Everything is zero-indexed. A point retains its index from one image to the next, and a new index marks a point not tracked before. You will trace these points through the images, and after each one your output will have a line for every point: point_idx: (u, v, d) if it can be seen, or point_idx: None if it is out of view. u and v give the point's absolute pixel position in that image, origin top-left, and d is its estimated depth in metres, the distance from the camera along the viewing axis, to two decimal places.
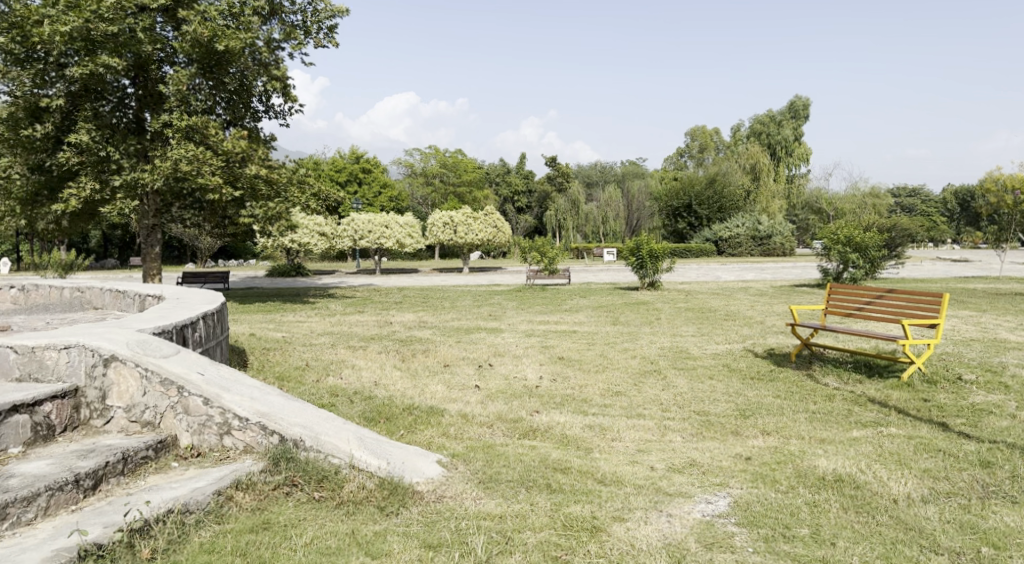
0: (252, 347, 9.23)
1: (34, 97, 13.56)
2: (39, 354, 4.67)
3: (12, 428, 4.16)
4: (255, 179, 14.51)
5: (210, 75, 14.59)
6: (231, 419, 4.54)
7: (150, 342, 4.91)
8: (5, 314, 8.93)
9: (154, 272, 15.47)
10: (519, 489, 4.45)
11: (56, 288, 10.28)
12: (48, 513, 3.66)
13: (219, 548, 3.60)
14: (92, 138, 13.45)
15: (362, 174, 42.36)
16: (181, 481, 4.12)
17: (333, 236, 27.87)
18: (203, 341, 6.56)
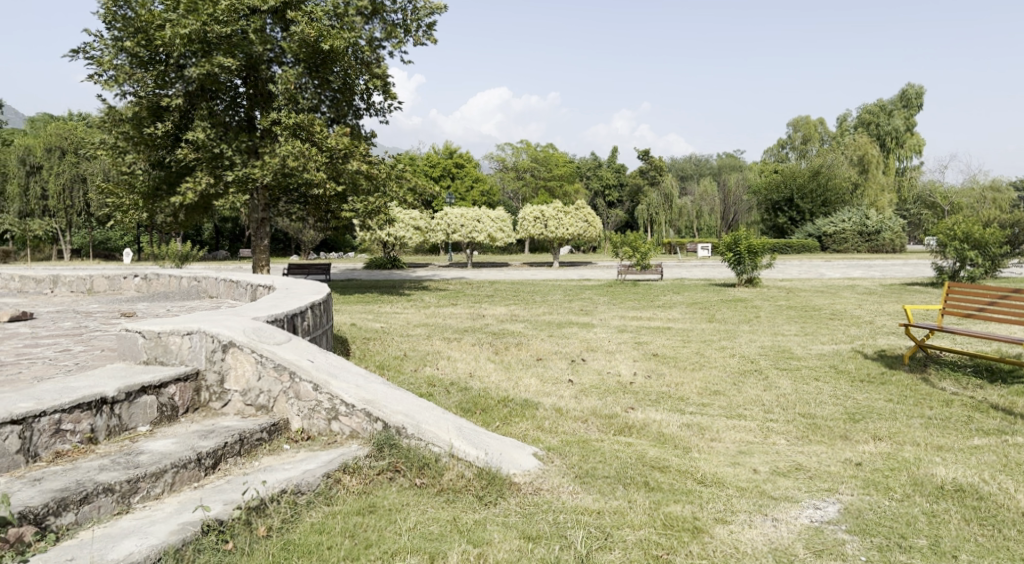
0: (353, 336, 9.55)
1: (156, 97, 14.47)
2: (164, 339, 4.98)
3: (141, 407, 4.46)
4: (356, 175, 14.95)
5: (316, 74, 15.16)
6: (338, 405, 4.72)
7: (264, 330, 5.16)
8: (130, 301, 9.57)
9: (263, 263, 16.21)
10: (617, 485, 4.42)
11: (175, 278, 10.93)
12: (173, 488, 3.89)
13: (329, 528, 3.73)
14: (207, 136, 14.22)
15: (455, 169, 43.03)
16: (294, 463, 4.31)
17: (427, 230, 28.47)
18: (310, 330, 6.85)
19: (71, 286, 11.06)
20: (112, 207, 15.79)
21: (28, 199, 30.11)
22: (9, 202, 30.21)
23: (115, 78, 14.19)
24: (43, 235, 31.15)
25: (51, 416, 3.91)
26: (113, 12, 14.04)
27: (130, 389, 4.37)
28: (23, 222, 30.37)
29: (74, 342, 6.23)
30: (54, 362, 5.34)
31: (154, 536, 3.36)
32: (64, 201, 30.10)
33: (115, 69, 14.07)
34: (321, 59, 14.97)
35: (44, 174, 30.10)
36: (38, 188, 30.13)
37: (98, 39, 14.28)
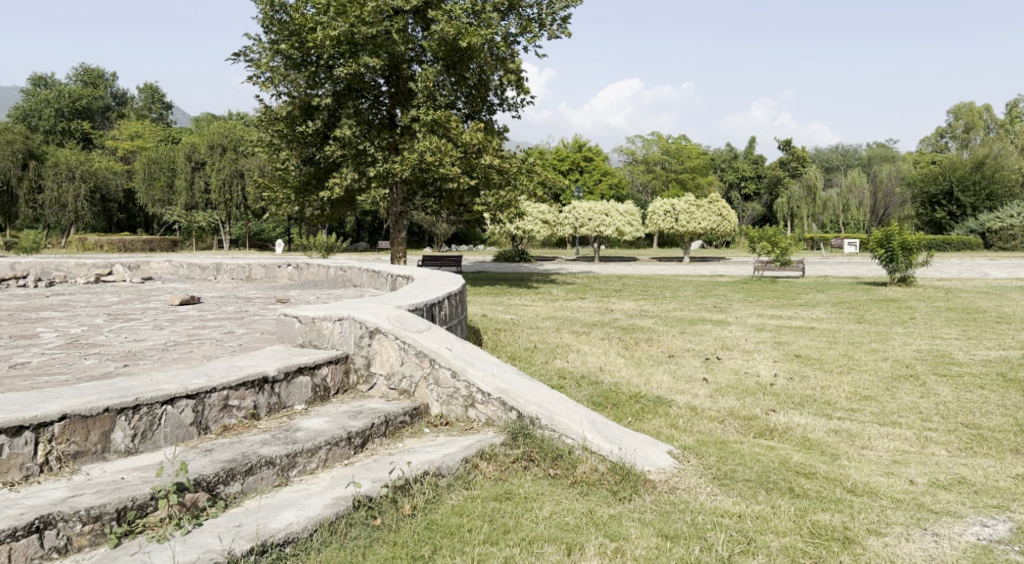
0: (485, 327, 9.77)
1: (308, 97, 15.41)
2: (318, 324, 5.30)
3: (297, 387, 4.76)
4: (489, 169, 15.26)
5: (453, 71, 15.58)
6: (475, 393, 4.84)
7: (407, 318, 5.38)
8: (284, 288, 10.25)
9: (400, 255, 16.89)
10: (758, 489, 4.27)
11: (323, 267, 11.56)
12: (326, 464, 4.13)
13: (468, 512, 3.82)
14: (352, 133, 14.95)
15: (584, 162, 42.98)
16: (434, 446, 4.46)
17: (556, 224, 28.62)
18: (447, 319, 7.09)
19: (232, 273, 11.99)
20: (267, 201, 17.00)
21: (193, 192, 32.90)
22: (177, 195, 33.17)
23: (272, 79, 15.22)
24: (206, 226, 33.90)
25: (220, 392, 4.20)
26: (270, 17, 15.05)
27: (289, 369, 4.66)
28: (189, 214, 33.27)
29: (237, 324, 6.75)
30: (221, 343, 5.80)
31: (311, 508, 3.53)
32: (224, 194, 32.65)
33: (271, 71, 15.10)
34: (459, 57, 15.37)
35: (207, 170, 32.76)
36: (202, 183, 32.85)
37: (257, 43, 15.36)
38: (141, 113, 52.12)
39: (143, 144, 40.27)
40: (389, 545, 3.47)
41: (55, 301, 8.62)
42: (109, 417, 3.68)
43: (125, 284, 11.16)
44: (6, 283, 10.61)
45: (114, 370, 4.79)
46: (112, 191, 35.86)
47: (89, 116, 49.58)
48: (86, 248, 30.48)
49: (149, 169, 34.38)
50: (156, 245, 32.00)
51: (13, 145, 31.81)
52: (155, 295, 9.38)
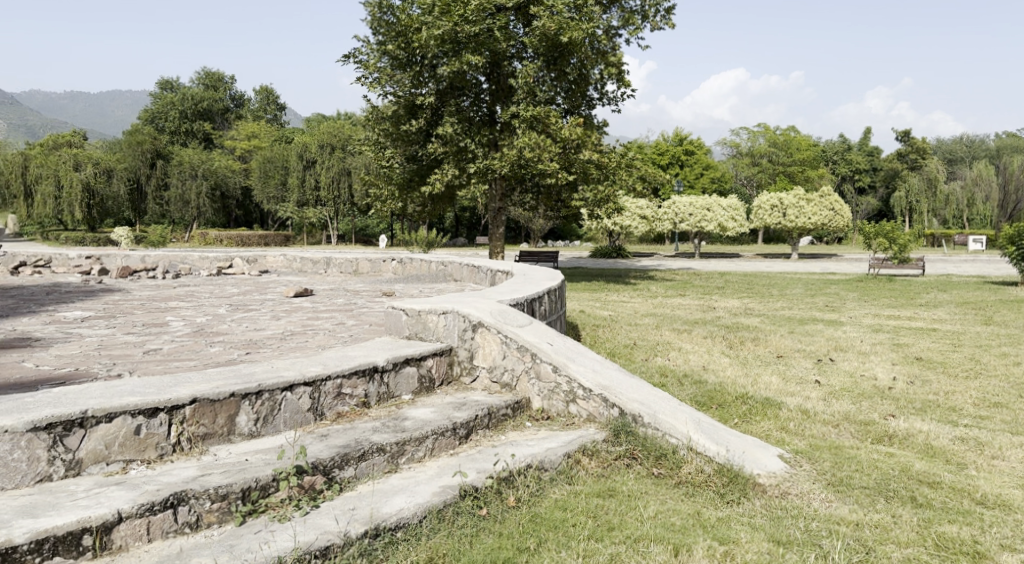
0: (584, 323, 9.74)
1: (412, 96, 15.83)
2: (424, 317, 5.43)
3: (404, 378, 4.90)
4: (587, 164, 15.19)
5: (554, 67, 15.59)
6: (576, 389, 4.83)
7: (509, 313, 5.44)
8: (389, 282, 10.60)
9: (498, 251, 17.08)
10: (877, 497, 4.07)
11: (425, 261, 11.83)
12: (432, 453, 4.22)
13: (572, 506, 3.80)
14: (454, 131, 15.24)
15: (685, 156, 42.12)
16: (536, 440, 4.48)
17: (655, 219, 28.19)
18: (547, 315, 7.13)
19: (341, 267, 12.48)
20: (373, 197, 17.57)
21: (304, 190, 34.44)
22: (290, 192, 34.82)
23: (379, 80, 15.77)
24: (315, 222, 35.34)
25: (334, 381, 4.37)
26: (378, 19, 15.56)
27: (397, 360, 4.80)
28: (301, 211, 34.83)
29: (347, 316, 7.01)
30: (333, 333, 6.05)
31: (420, 495, 3.63)
32: (332, 191, 33.92)
33: (379, 72, 15.66)
34: (560, 52, 15.35)
35: (317, 168, 34.22)
36: (313, 180, 34.34)
37: (366, 45, 15.90)
38: (257, 113, 54.89)
39: (259, 144, 42.42)
40: (496, 535, 3.51)
41: (182, 291, 9.23)
42: (234, 402, 3.89)
43: (243, 276, 11.82)
44: (138, 275, 11.42)
45: (238, 357, 5.08)
46: (231, 188, 37.98)
47: (209, 117, 52.65)
48: (207, 242, 32.48)
49: (264, 167, 36.22)
50: (270, 240, 33.70)
51: (143, 146, 34.26)
52: (271, 287, 9.89)
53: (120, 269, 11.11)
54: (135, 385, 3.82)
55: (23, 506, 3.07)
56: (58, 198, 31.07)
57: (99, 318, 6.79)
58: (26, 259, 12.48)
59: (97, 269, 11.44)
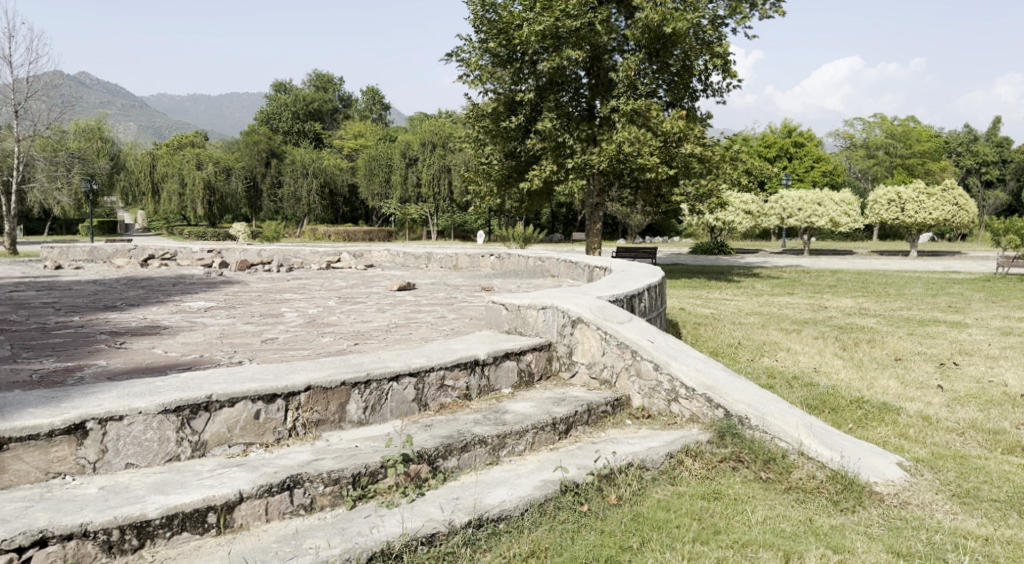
0: (684, 321, 9.55)
1: (512, 93, 15.97)
2: (523, 312, 5.45)
3: (505, 371, 4.94)
4: (689, 158, 14.84)
5: (656, 59, 15.35)
6: (679, 387, 4.74)
7: (609, 309, 5.38)
8: (487, 277, 10.72)
9: (595, 247, 16.97)
10: (1008, 511, 3.80)
11: (523, 257, 11.91)
12: (533, 447, 4.24)
13: (675, 508, 3.72)
14: (553, 126, 15.25)
15: (794, 148, 40.60)
16: (637, 438, 4.42)
17: (760, 214, 27.30)
18: (647, 311, 7.02)
19: (441, 262, 12.75)
20: (473, 193, 17.85)
21: (407, 186, 35.39)
22: (393, 189, 35.85)
23: (480, 77, 16.02)
24: (416, 217, 36.22)
25: (437, 372, 4.46)
26: (480, 18, 15.80)
27: (497, 353, 4.84)
28: (403, 207, 35.84)
29: (449, 310, 7.15)
30: (435, 326, 6.18)
31: (521, 488, 3.65)
32: (433, 187, 34.63)
33: (480, 69, 15.93)
34: (662, 44, 15.08)
35: (419, 166, 35.08)
36: (415, 177, 35.23)
37: (468, 43, 16.19)
38: (364, 113, 56.85)
39: (365, 142, 43.91)
40: (598, 533, 3.48)
41: (294, 284, 9.68)
42: (344, 390, 4.04)
43: (350, 270, 12.26)
44: (254, 268, 12.07)
45: (347, 348, 5.27)
46: (339, 185, 39.50)
47: (320, 118, 54.91)
48: (316, 238, 33.94)
49: (369, 165, 37.42)
50: (374, 236, 34.80)
51: (259, 146, 36.13)
52: (375, 281, 10.22)
53: (238, 263, 11.77)
54: (255, 373, 4.02)
55: (155, 483, 3.26)
56: (183, 195, 33.29)
57: (220, 308, 7.21)
58: (154, 252, 13.40)
59: (217, 262, 12.18)
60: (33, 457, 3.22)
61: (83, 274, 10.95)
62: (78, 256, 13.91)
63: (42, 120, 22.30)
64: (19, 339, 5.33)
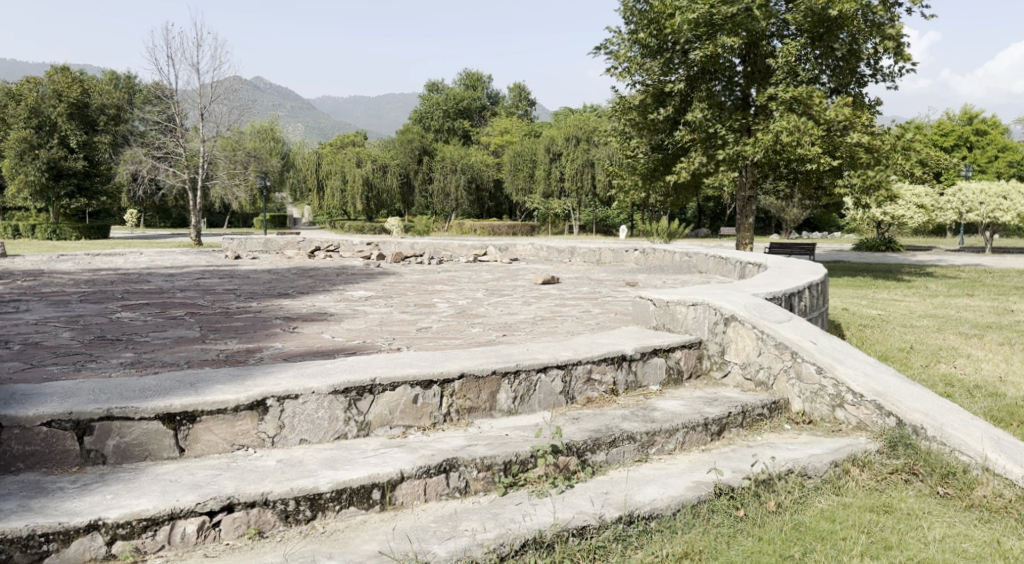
0: (847, 322, 8.98)
1: (662, 84, 15.70)
2: (672, 308, 5.30)
3: (653, 368, 4.85)
4: (855, 147, 13.92)
5: (819, 43, 14.55)
6: (844, 393, 4.48)
7: (766, 307, 5.16)
8: (633, 272, 10.59)
9: (747, 241, 16.37)
10: None
11: (669, 252, 11.69)
12: (684, 446, 4.13)
13: (840, 519, 3.51)
14: (704, 116, 14.84)
15: (975, 136, 37.05)
16: (798, 444, 4.21)
17: (934, 209, 25.18)
18: (807, 311, 6.66)
19: (584, 256, 12.73)
20: (617, 187, 17.71)
21: (550, 181, 35.67)
22: (537, 184, 36.29)
23: (629, 68, 15.85)
24: (560, 212, 36.39)
25: (585, 366, 4.45)
26: (631, 9, 15.65)
27: (645, 350, 4.75)
28: (547, 202, 36.18)
29: (594, 304, 7.13)
30: (581, 320, 6.19)
31: (673, 488, 3.58)
32: (577, 181, 34.66)
33: (629, 61, 15.76)
34: (826, 27, 14.18)
35: (563, 160, 35.24)
36: (558, 172, 35.43)
37: (617, 35, 16.12)
38: (510, 110, 57.88)
39: (511, 138, 44.73)
40: (756, 539, 3.35)
41: (444, 275, 10.02)
42: (495, 379, 4.14)
43: (496, 263, 12.52)
44: (408, 260, 12.63)
45: (496, 339, 5.39)
46: (486, 181, 40.42)
47: (468, 115, 56.52)
48: (464, 232, 34.95)
49: (515, 160, 38.05)
50: (518, 230, 35.36)
51: (412, 143, 37.65)
52: (521, 274, 10.36)
53: (394, 255, 12.39)
54: (412, 360, 4.19)
55: (326, 459, 3.48)
56: (343, 191, 35.48)
57: (379, 298, 7.61)
58: (320, 245, 14.36)
59: (374, 254, 12.85)
60: (221, 429, 3.50)
61: (258, 264, 11.92)
62: (254, 247, 15.16)
63: (223, 122, 24.51)
64: (207, 322, 5.87)
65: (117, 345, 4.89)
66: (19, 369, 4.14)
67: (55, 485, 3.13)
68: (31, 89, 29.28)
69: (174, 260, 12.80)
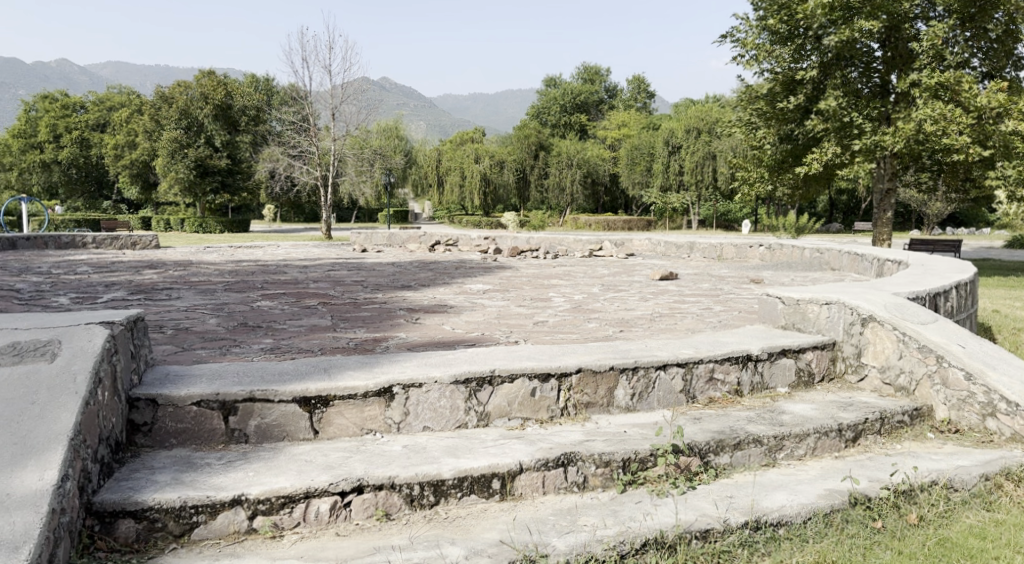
0: (999, 325, 8.25)
1: (792, 71, 15.09)
2: (803, 307, 5.04)
3: (781, 370, 4.65)
4: (1011, 136, 12.81)
5: (971, 24, 13.52)
6: (997, 402, 4.15)
7: (908, 308, 4.84)
8: (758, 269, 10.19)
9: (884, 237, 15.39)
10: None
11: (798, 248, 11.26)
12: (816, 452, 3.94)
13: (992, 536, 3.23)
14: (838, 105, 14.06)
15: None
16: (943, 455, 3.93)
17: None
18: (954, 313, 6.18)
19: (704, 252, 12.47)
20: (741, 180, 17.12)
21: (669, 174, 35.01)
22: (655, 178, 35.71)
23: (757, 56, 15.32)
24: (679, 206, 35.57)
25: (707, 365, 4.33)
26: None
27: (773, 350, 4.57)
28: (664, 196, 35.47)
29: (717, 301, 6.92)
30: (703, 318, 6.03)
31: (803, 495, 3.44)
32: (696, 175, 33.73)
33: (757, 48, 15.25)
34: (979, 7, 13.27)
35: (682, 153, 34.44)
36: (677, 165, 34.67)
37: (744, 23, 15.63)
38: (628, 103, 57.17)
39: (628, 131, 44.15)
40: (895, 552, 3.12)
41: (560, 270, 10.02)
42: (613, 375, 4.09)
43: (612, 258, 12.42)
44: (525, 255, 12.74)
45: (614, 334, 5.35)
46: (602, 176, 40.12)
47: (586, 110, 56.27)
48: (579, 227, 34.86)
49: (633, 154, 37.56)
50: (634, 225, 34.86)
51: (529, 139, 37.90)
52: (638, 269, 10.20)
53: (512, 249, 12.53)
54: (532, 353, 4.22)
55: (448, 448, 3.57)
56: (462, 187, 36.56)
57: (497, 291, 7.71)
58: (441, 239, 14.73)
59: (491, 248, 13.05)
60: (351, 414, 3.67)
61: (383, 257, 12.37)
62: (379, 240, 15.76)
63: (352, 121, 25.61)
64: (337, 311, 6.16)
65: (257, 331, 5.21)
66: (174, 352, 4.51)
67: (203, 460, 3.36)
68: (182, 92, 31.71)
69: (307, 252, 13.54)
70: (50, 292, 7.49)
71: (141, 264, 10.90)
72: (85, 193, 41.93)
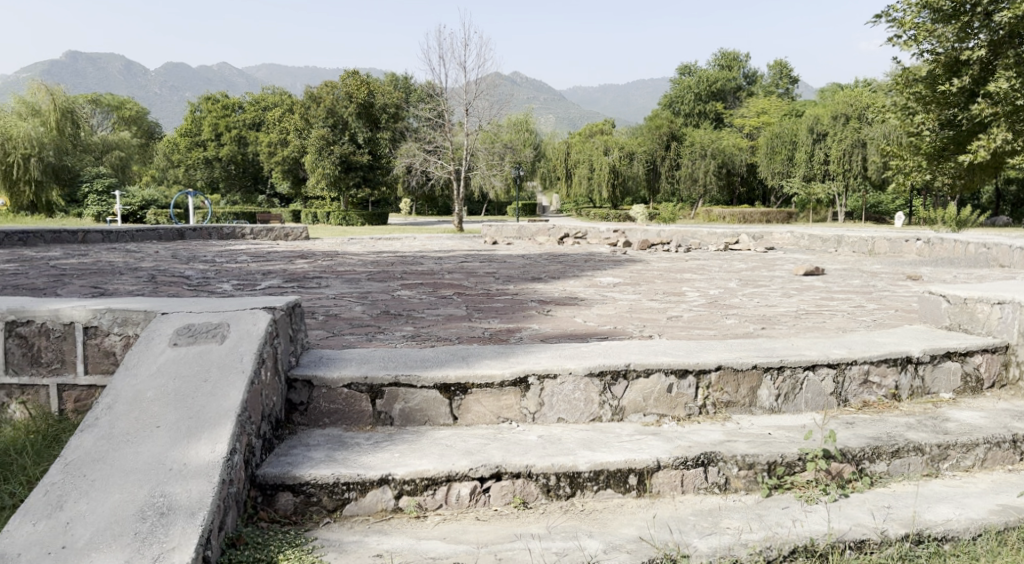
0: None
1: (957, 51, 14.00)
2: (971, 307, 4.63)
3: (944, 374, 4.31)
4: None
5: None
6: None
7: None
8: (913, 264, 9.49)
9: None
10: None
11: (959, 243, 10.38)
12: (985, 464, 3.62)
13: None
14: (1011, 85, 12.87)
15: None
16: None
17: None
18: None
19: (854, 246, 11.70)
20: (894, 169, 15.96)
21: (813, 164, 33.38)
22: (798, 167, 34.15)
23: (917, 36, 14.27)
24: (823, 198, 33.64)
25: (861, 366, 4.08)
26: None
27: (936, 352, 4.23)
28: (807, 186, 33.73)
29: (867, 299, 6.51)
30: (853, 316, 5.69)
31: (972, 509, 3.18)
32: (844, 164, 31.79)
33: (916, 28, 14.21)
34: None
35: (829, 141, 32.60)
36: (823, 154, 32.93)
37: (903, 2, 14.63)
38: (769, 89, 54.77)
39: (768, 119, 42.33)
40: None
41: (694, 264, 9.77)
42: (756, 374, 3.94)
43: (749, 252, 11.95)
44: (657, 249, 12.49)
45: (755, 331, 5.16)
46: (737, 166, 38.65)
47: (722, 98, 54.56)
48: (712, 219, 33.80)
49: (772, 143, 36.05)
50: (773, 217, 33.40)
51: (661, 130, 37.19)
52: (778, 264, 9.75)
53: (642, 242, 12.34)
54: (667, 347, 4.14)
55: (584, 440, 3.58)
56: (590, 179, 36.09)
57: (628, 284, 7.63)
58: (570, 231, 14.72)
59: (621, 241, 12.89)
60: (488, 402, 3.75)
61: (513, 250, 12.52)
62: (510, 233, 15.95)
63: (485, 116, 26.03)
64: (472, 301, 6.30)
65: (399, 319, 5.43)
66: (324, 337, 4.78)
67: (353, 440, 3.55)
68: (329, 92, 33.50)
69: (440, 244, 13.94)
70: (214, 278, 8.14)
71: (291, 254, 11.60)
72: (242, 187, 45.31)
